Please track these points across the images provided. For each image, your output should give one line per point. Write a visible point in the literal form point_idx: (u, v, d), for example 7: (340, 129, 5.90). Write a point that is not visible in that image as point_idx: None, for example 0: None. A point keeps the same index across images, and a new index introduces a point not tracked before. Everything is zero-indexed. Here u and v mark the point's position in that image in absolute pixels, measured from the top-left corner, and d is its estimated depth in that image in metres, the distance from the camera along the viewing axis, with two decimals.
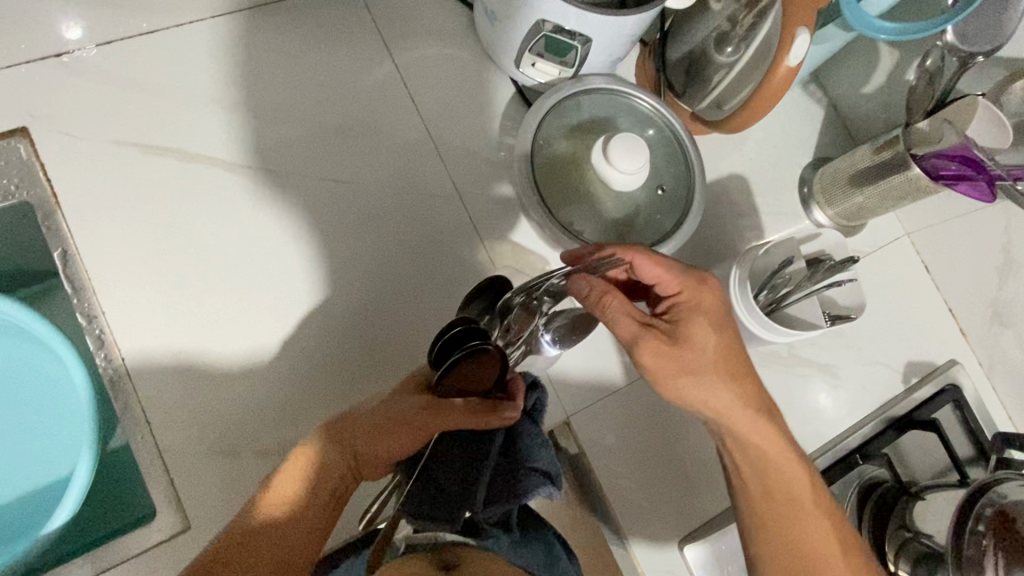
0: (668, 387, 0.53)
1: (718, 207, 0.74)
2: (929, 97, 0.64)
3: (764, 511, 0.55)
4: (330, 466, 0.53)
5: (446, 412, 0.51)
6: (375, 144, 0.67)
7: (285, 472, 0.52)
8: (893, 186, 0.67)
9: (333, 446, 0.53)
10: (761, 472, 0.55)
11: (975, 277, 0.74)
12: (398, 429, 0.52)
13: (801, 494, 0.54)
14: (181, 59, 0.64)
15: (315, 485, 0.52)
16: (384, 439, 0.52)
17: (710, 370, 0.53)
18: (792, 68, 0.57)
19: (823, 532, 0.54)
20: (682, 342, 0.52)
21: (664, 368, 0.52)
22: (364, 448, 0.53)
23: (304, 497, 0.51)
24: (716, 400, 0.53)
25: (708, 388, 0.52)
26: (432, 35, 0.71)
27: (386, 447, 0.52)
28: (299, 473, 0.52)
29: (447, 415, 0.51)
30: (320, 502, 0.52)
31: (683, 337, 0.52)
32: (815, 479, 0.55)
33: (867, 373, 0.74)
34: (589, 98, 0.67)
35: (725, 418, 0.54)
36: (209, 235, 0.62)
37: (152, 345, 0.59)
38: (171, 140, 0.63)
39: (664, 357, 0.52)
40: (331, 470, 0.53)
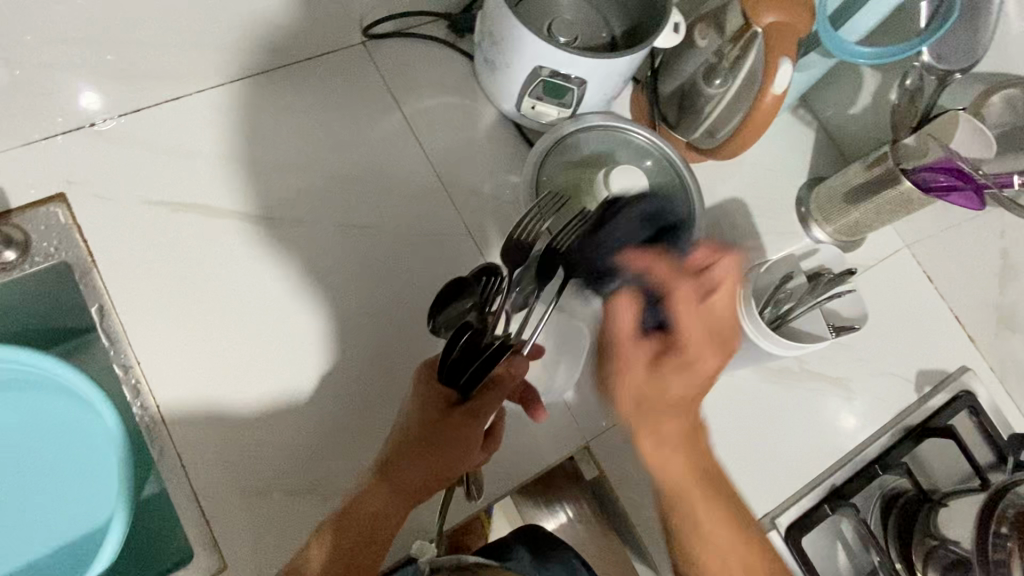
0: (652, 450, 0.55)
1: (720, 230, 0.77)
2: (912, 114, 0.68)
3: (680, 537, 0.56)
4: (389, 509, 0.56)
5: (489, 390, 0.58)
6: (389, 190, 0.71)
7: (340, 522, 0.55)
8: (887, 200, 0.69)
9: (384, 492, 0.56)
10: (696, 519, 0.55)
11: (977, 284, 0.76)
12: (451, 458, 0.57)
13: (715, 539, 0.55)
14: (206, 122, 0.69)
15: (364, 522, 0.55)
16: (439, 460, 0.56)
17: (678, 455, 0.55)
18: (778, 94, 0.60)
19: None
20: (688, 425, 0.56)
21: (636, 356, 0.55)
22: (418, 477, 0.57)
23: (342, 536, 0.55)
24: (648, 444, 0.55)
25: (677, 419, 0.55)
26: (437, 85, 0.76)
27: (447, 469, 0.57)
28: (353, 515, 0.56)
29: (488, 397, 0.58)
30: (374, 541, 0.55)
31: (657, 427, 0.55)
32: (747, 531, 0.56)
33: (880, 383, 0.75)
34: (588, 135, 0.70)
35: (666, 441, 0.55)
36: (235, 284, 0.65)
37: (184, 392, 0.61)
38: (198, 197, 0.67)
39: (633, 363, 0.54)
40: (388, 509, 0.56)
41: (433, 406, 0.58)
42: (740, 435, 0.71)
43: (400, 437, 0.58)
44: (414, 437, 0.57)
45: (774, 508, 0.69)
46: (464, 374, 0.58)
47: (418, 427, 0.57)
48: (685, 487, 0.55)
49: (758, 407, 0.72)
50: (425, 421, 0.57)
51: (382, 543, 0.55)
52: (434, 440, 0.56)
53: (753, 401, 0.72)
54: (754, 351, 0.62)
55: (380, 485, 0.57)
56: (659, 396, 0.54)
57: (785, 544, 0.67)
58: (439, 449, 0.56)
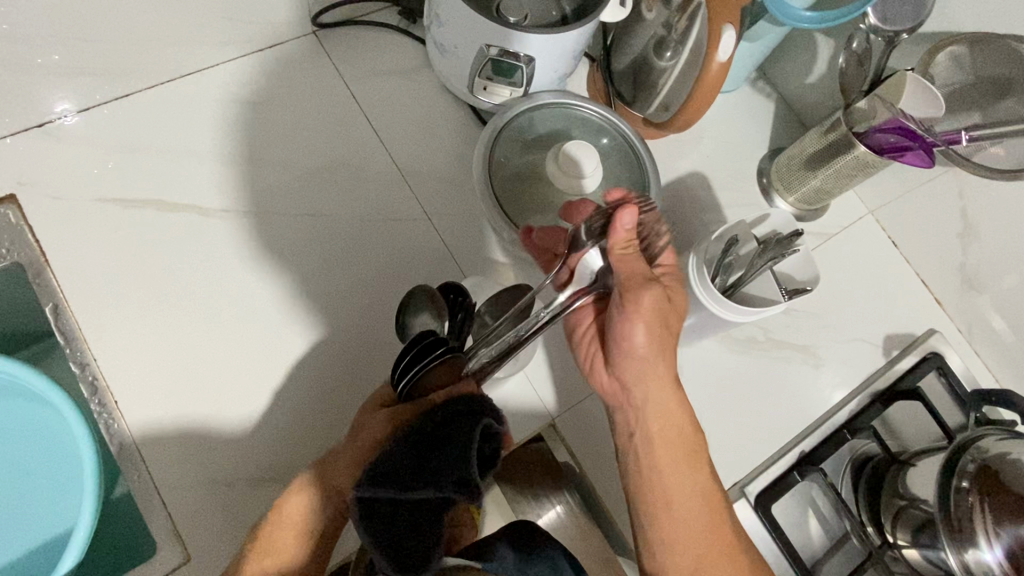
0: (629, 316, 0.54)
1: (682, 203, 0.77)
2: (861, 78, 0.67)
3: (637, 490, 0.57)
4: (319, 507, 0.54)
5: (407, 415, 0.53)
6: (346, 177, 0.71)
7: (276, 520, 0.54)
8: (843, 166, 0.70)
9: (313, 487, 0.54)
10: (657, 476, 0.57)
11: (941, 246, 0.76)
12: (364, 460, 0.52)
13: (671, 476, 0.56)
14: (157, 117, 0.69)
15: (308, 535, 0.53)
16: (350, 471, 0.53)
17: (661, 360, 0.56)
18: (723, 63, 0.60)
19: (699, 523, 0.56)
20: (663, 330, 0.56)
21: (649, 307, 0.55)
22: (345, 480, 0.53)
23: (297, 548, 0.53)
24: (634, 340, 0.55)
25: (657, 339, 0.56)
26: (391, 72, 0.75)
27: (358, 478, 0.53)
28: (291, 523, 0.53)
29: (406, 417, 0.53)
30: (302, 538, 0.53)
31: (659, 311, 0.55)
32: (711, 487, 0.57)
33: (847, 349, 0.76)
34: (542, 114, 0.70)
35: (649, 368, 0.56)
36: (192, 278, 0.65)
37: (142, 387, 0.61)
38: (151, 193, 0.66)
39: (630, 303, 0.55)
40: (313, 511, 0.54)
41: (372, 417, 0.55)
42: (707, 406, 0.71)
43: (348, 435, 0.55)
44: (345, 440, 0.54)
45: (746, 478, 0.69)
46: (401, 380, 0.54)
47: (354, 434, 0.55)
48: (657, 408, 0.57)
49: (724, 378, 0.72)
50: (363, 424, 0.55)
51: (315, 542, 0.54)
52: (358, 434, 0.54)
53: (720, 374, 0.72)
54: (710, 320, 0.62)
55: (310, 480, 0.54)
56: (664, 336, 0.56)
57: (756, 514, 0.66)
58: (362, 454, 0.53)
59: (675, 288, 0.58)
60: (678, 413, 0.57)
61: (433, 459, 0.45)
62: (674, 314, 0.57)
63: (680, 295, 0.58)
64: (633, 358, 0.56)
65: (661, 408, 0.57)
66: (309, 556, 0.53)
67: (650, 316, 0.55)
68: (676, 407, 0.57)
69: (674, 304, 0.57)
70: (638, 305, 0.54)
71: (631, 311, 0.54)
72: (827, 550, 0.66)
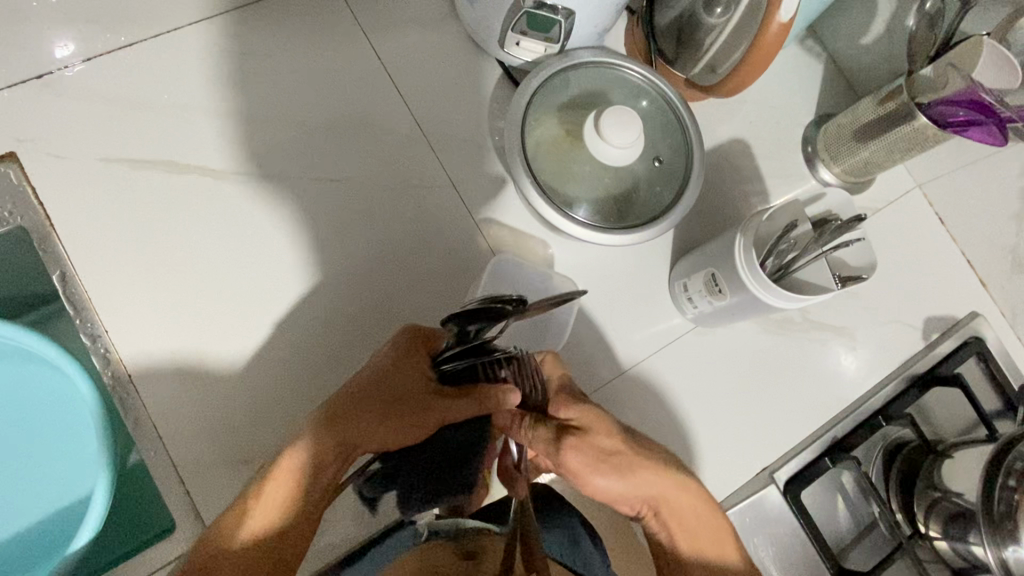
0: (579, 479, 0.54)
1: (722, 173, 0.72)
2: (930, 42, 0.61)
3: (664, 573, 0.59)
4: (321, 468, 0.52)
5: (448, 398, 0.53)
6: (365, 138, 0.66)
7: (273, 478, 0.51)
8: (900, 139, 0.64)
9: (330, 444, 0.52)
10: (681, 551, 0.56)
11: (993, 225, 0.72)
12: (398, 433, 0.52)
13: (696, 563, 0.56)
14: (163, 70, 0.64)
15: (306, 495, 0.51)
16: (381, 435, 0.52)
17: (637, 488, 0.54)
18: (784, 23, 0.55)
19: None
20: (616, 464, 0.54)
21: (600, 429, 0.55)
22: (360, 439, 0.52)
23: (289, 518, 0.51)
24: (599, 496, 0.55)
25: (604, 475, 0.54)
26: (413, 22, 0.70)
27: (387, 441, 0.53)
28: (285, 481, 0.51)
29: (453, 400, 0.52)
30: (291, 505, 0.51)
31: (599, 444, 0.54)
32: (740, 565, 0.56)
33: (885, 331, 0.72)
34: (579, 74, 0.65)
35: (643, 496, 0.55)
36: (205, 246, 0.61)
37: (156, 359, 0.59)
38: (159, 154, 0.62)
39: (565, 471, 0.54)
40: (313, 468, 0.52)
41: (412, 373, 0.55)
42: (737, 387, 0.69)
43: (364, 384, 0.54)
44: (370, 396, 0.53)
45: (774, 463, 0.67)
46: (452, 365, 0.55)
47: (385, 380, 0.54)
48: (674, 507, 0.56)
49: (757, 358, 0.69)
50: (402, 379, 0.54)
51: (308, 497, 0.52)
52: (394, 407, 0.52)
53: (753, 355, 0.69)
54: (753, 304, 0.58)
55: (315, 440, 0.52)
56: (616, 484, 0.54)
57: (785, 499, 0.65)
58: (404, 416, 0.52)
59: (599, 428, 0.55)
60: (692, 512, 0.56)
61: (443, 471, 0.52)
62: (617, 453, 0.55)
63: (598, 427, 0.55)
64: (617, 497, 0.55)
65: (678, 500, 0.56)
66: (298, 528, 0.51)
67: (584, 443, 0.54)
68: (688, 497, 0.56)
69: (601, 440, 0.55)
70: (571, 441, 0.53)
71: (583, 479, 0.54)
72: (854, 537, 0.65)
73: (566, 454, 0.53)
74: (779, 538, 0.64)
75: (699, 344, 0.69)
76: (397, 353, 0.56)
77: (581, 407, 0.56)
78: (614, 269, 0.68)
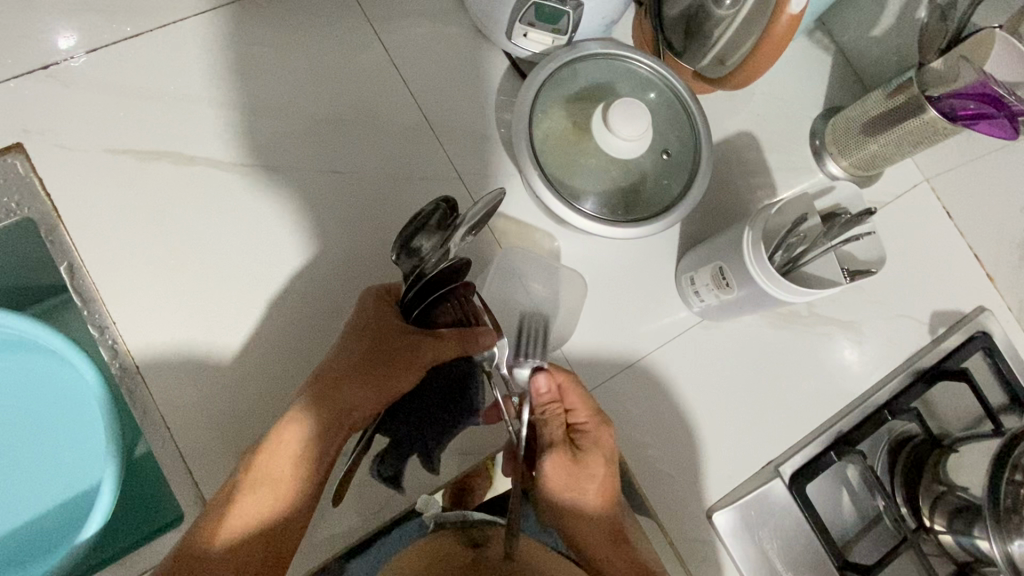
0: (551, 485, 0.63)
1: (729, 166, 0.72)
2: (941, 35, 0.59)
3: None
4: (315, 436, 0.57)
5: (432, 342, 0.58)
6: (372, 130, 0.66)
7: (268, 454, 0.55)
8: (910, 131, 0.64)
9: (319, 408, 0.57)
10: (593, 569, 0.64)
11: (1001, 220, 0.71)
12: (389, 382, 0.59)
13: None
14: (169, 61, 0.63)
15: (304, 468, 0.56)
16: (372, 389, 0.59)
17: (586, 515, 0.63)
18: (794, 15, 0.54)
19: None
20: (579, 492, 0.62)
21: (593, 459, 0.61)
22: (359, 398, 0.58)
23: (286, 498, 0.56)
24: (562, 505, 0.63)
25: (569, 494, 0.62)
26: (419, 13, 0.69)
27: (376, 394, 0.59)
28: (283, 455, 0.55)
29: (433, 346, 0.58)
30: (300, 464, 0.56)
31: (582, 473, 0.61)
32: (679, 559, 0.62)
33: (891, 325, 0.72)
34: (587, 65, 0.64)
35: (585, 522, 0.63)
36: (212, 238, 0.61)
37: (164, 351, 0.59)
38: (165, 145, 0.62)
39: (563, 472, 0.62)
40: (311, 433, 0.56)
41: (393, 332, 0.58)
42: (744, 381, 0.69)
43: (337, 353, 0.58)
44: (356, 360, 0.57)
45: (779, 456, 0.67)
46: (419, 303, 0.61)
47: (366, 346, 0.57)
48: (602, 540, 0.63)
49: (763, 352, 0.69)
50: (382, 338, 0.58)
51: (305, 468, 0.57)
52: (381, 359, 0.58)
53: (759, 349, 0.69)
54: (760, 298, 0.58)
55: (306, 415, 0.56)
56: (571, 506, 0.63)
57: (790, 493, 0.64)
58: (389, 367, 0.58)
59: (593, 459, 0.61)
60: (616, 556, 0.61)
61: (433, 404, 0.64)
62: (591, 485, 0.62)
63: (591, 458, 0.61)
64: (568, 513, 0.63)
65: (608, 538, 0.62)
66: (310, 480, 0.57)
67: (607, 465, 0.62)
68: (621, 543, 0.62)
69: (586, 469, 0.61)
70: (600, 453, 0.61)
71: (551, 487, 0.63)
72: (858, 530, 0.65)
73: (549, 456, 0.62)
74: (783, 530, 0.64)
75: (705, 337, 0.68)
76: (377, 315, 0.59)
77: (590, 432, 0.61)
78: (620, 262, 0.68)
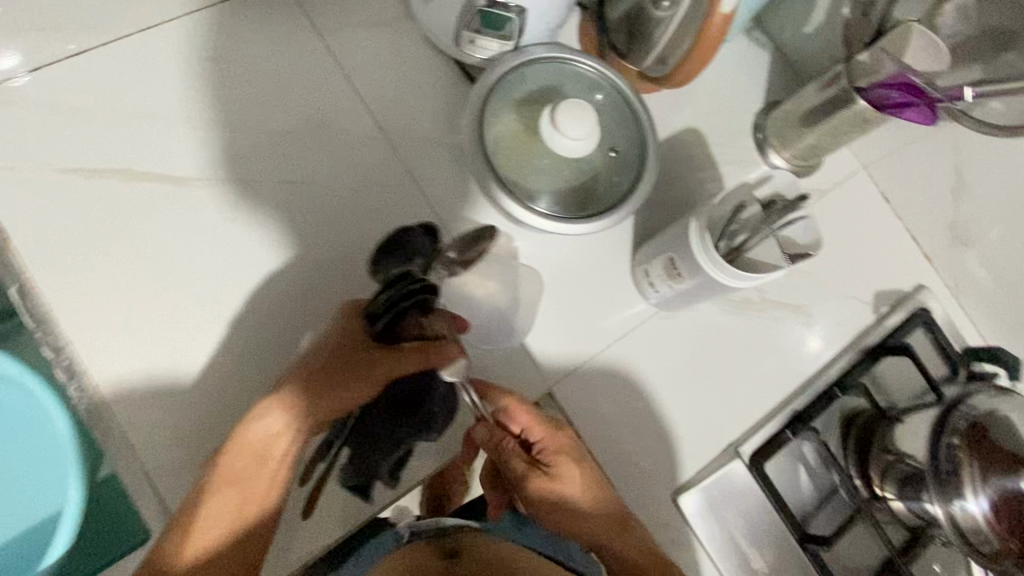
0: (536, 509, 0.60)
1: (678, 161, 0.75)
2: (864, 29, 0.65)
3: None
4: (282, 432, 0.55)
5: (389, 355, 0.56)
6: (326, 139, 0.67)
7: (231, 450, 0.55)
8: (841, 122, 0.68)
9: (281, 410, 0.55)
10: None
11: (933, 202, 0.75)
12: (341, 390, 0.55)
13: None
14: (117, 78, 0.63)
15: (267, 472, 0.55)
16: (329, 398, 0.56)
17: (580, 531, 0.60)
18: (727, 15, 0.57)
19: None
20: (564, 506, 0.60)
21: (564, 466, 0.60)
22: (318, 405, 0.56)
23: (248, 509, 0.54)
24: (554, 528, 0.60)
25: (556, 514, 0.60)
26: (369, 23, 0.70)
27: (336, 401, 0.56)
28: (248, 448, 0.55)
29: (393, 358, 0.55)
30: (261, 462, 0.55)
31: (559, 479, 0.60)
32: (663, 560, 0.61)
33: (839, 307, 0.76)
34: (534, 69, 0.66)
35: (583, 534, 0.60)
36: (168, 254, 0.61)
37: (123, 370, 0.58)
38: (116, 163, 0.62)
39: (539, 489, 0.60)
40: (281, 427, 0.55)
41: (353, 340, 0.57)
42: (702, 367, 0.71)
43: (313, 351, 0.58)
44: (321, 364, 0.56)
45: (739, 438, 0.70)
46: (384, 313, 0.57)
47: (331, 353, 0.56)
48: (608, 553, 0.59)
49: (718, 337, 0.72)
50: (343, 344, 0.57)
51: (269, 473, 0.55)
52: (343, 362, 0.56)
53: (715, 335, 0.72)
54: (711, 286, 0.61)
55: (277, 412, 0.55)
56: (561, 530, 0.60)
57: (749, 472, 0.67)
58: (350, 378, 0.55)
59: (564, 468, 0.60)
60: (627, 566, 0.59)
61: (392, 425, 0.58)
62: (572, 495, 0.60)
63: (564, 467, 0.60)
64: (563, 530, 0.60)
65: (612, 547, 0.59)
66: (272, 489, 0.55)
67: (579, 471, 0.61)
68: (627, 549, 0.59)
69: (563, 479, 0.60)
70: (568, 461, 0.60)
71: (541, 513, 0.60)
72: (816, 504, 0.68)
73: (523, 485, 0.60)
74: (745, 508, 0.67)
75: (662, 327, 0.71)
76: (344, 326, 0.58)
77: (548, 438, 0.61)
78: (578, 259, 0.70)
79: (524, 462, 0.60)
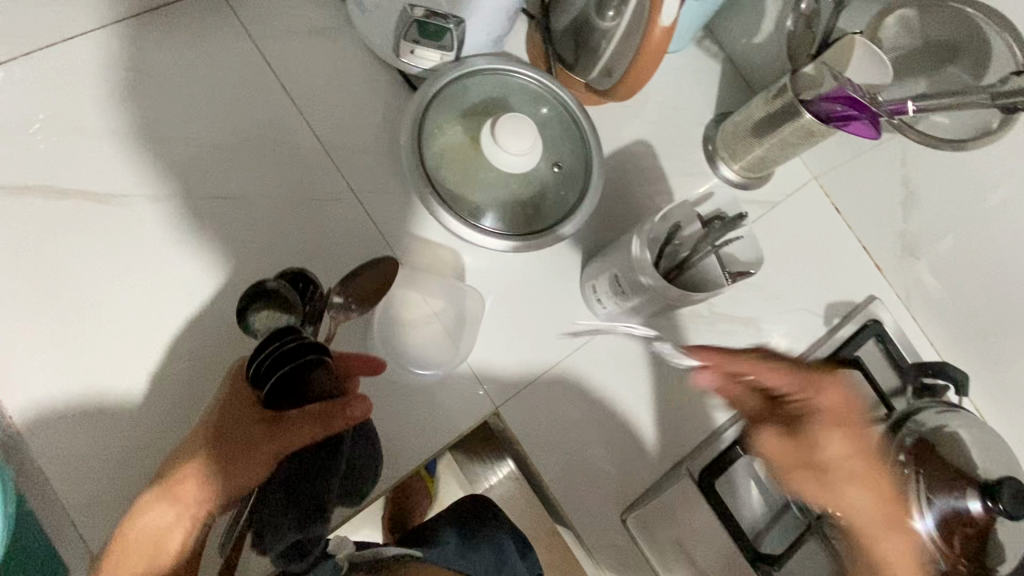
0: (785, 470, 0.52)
1: (627, 174, 0.74)
2: (809, 41, 0.64)
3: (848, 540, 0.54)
4: (174, 524, 0.51)
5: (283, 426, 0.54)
6: (262, 152, 0.65)
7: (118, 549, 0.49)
8: (791, 133, 0.66)
9: (169, 500, 0.51)
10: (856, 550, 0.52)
11: (883, 213, 0.75)
12: (234, 469, 0.53)
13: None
14: (37, 89, 0.60)
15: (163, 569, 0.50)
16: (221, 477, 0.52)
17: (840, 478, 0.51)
18: (667, 27, 0.56)
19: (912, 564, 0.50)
20: (807, 447, 0.51)
21: (830, 416, 0.52)
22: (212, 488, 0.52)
23: None
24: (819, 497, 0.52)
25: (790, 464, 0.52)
26: (308, 32, 0.68)
27: (233, 482, 0.53)
28: (135, 547, 0.49)
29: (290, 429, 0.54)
30: (155, 559, 0.49)
31: (810, 440, 0.51)
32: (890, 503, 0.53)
33: (790, 319, 0.75)
34: (476, 81, 0.65)
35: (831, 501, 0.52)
36: (90, 275, 0.58)
37: (40, 399, 0.55)
38: (34, 179, 0.59)
39: (784, 448, 0.52)
40: (170, 519, 0.51)
41: (241, 416, 0.53)
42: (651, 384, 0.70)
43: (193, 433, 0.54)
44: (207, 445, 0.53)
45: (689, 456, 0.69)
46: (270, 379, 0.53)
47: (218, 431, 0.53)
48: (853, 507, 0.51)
49: (666, 352, 0.71)
50: (234, 419, 0.53)
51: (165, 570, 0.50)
52: (230, 441, 0.53)
53: (665, 351, 0.71)
54: (655, 303, 0.60)
55: (161, 503, 0.50)
56: (796, 482, 0.52)
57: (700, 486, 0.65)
58: (239, 455, 0.53)
59: (828, 433, 0.51)
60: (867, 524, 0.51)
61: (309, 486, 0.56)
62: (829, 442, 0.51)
63: (830, 435, 0.51)
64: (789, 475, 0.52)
65: (862, 509, 0.51)
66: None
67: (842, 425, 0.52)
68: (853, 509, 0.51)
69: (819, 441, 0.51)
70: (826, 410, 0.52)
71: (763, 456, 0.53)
72: (766, 520, 0.66)
73: (769, 433, 0.52)
74: None
75: (611, 343, 0.69)
76: (230, 392, 0.54)
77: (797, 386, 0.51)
78: (525, 275, 0.69)
79: (763, 409, 0.53)
